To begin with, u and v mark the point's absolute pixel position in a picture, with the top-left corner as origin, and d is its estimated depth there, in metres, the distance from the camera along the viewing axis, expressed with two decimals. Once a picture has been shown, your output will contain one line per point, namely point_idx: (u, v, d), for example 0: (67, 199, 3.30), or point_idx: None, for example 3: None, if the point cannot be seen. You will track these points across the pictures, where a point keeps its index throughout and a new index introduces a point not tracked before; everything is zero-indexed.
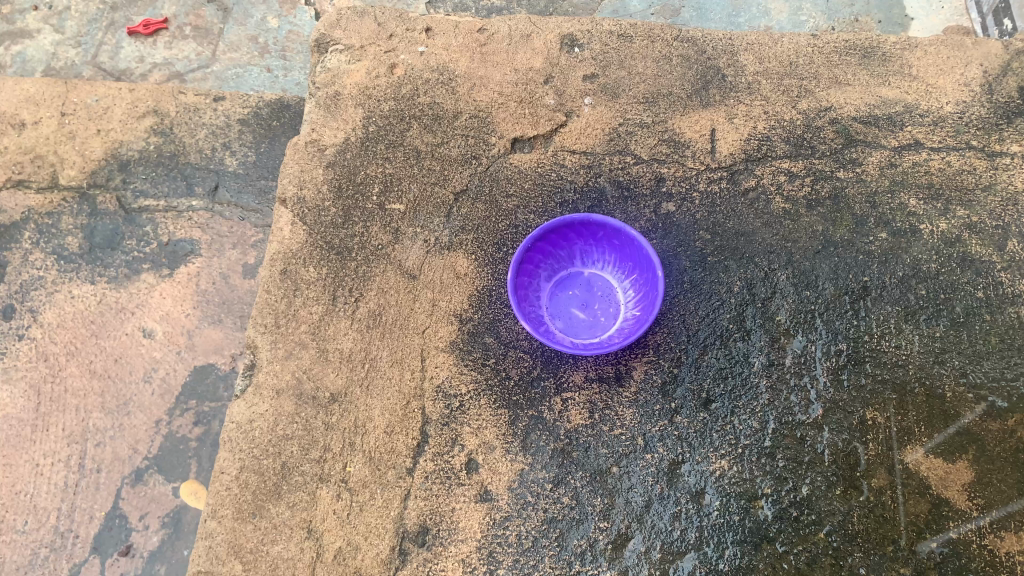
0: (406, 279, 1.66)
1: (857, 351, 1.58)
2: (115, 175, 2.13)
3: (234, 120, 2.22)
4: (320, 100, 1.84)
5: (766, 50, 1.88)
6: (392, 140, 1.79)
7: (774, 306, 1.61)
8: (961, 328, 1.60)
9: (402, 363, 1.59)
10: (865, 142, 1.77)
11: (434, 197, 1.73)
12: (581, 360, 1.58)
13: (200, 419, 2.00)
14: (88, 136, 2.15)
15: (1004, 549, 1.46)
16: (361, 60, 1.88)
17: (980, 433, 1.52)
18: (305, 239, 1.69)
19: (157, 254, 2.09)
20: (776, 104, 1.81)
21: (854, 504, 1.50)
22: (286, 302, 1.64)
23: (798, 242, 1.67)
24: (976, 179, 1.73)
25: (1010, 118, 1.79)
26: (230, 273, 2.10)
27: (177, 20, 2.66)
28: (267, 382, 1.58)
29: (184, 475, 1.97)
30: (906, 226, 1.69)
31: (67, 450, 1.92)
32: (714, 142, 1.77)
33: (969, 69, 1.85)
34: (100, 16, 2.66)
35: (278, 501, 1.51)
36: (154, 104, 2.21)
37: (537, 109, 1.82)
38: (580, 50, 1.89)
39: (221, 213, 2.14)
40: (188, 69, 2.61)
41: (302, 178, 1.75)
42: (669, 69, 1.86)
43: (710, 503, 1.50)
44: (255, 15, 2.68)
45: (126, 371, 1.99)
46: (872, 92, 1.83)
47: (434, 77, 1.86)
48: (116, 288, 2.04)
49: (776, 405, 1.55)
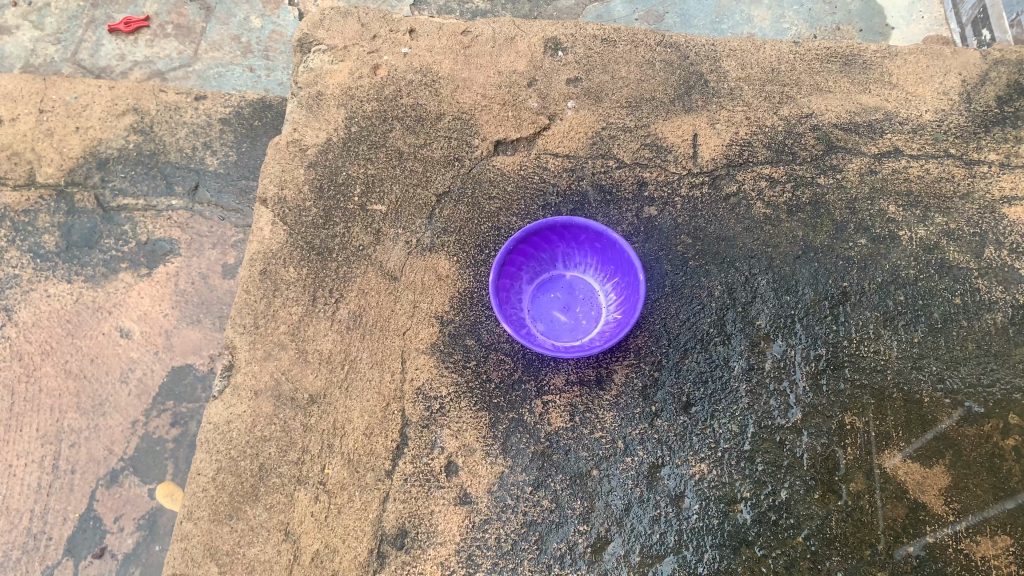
0: (387, 280, 1.65)
1: (836, 356, 1.59)
2: (93, 173, 2.10)
3: (215, 119, 2.20)
4: (302, 100, 1.83)
5: (748, 56, 1.89)
6: (374, 141, 1.78)
7: (755, 310, 1.62)
8: (939, 333, 1.61)
9: (383, 364, 1.58)
10: (845, 149, 1.79)
11: (416, 199, 1.72)
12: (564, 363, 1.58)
13: (177, 420, 1.98)
14: (66, 133, 2.13)
15: (980, 554, 1.47)
16: (343, 60, 1.88)
17: (957, 438, 1.54)
18: (286, 239, 1.68)
19: (135, 254, 2.06)
20: (758, 110, 1.82)
21: (832, 508, 1.50)
22: (265, 302, 1.62)
23: (779, 247, 1.68)
24: (955, 188, 1.74)
25: (988, 127, 1.81)
26: (210, 273, 2.08)
27: (158, 18, 2.64)
28: (246, 382, 1.56)
29: (161, 476, 1.94)
30: (885, 232, 1.70)
31: (41, 450, 1.89)
32: (696, 147, 1.78)
33: (948, 78, 1.87)
34: (80, 13, 2.63)
35: (255, 503, 1.49)
36: (134, 102, 2.19)
37: (520, 112, 1.82)
38: (563, 54, 1.89)
39: (201, 212, 2.12)
40: (170, 68, 2.59)
41: (283, 178, 1.74)
42: (652, 74, 1.87)
43: (690, 507, 1.50)
44: (238, 14, 2.66)
45: (102, 371, 1.96)
46: (853, 100, 1.84)
47: (417, 78, 1.85)
48: (94, 287, 2.02)
49: (756, 409, 1.55)
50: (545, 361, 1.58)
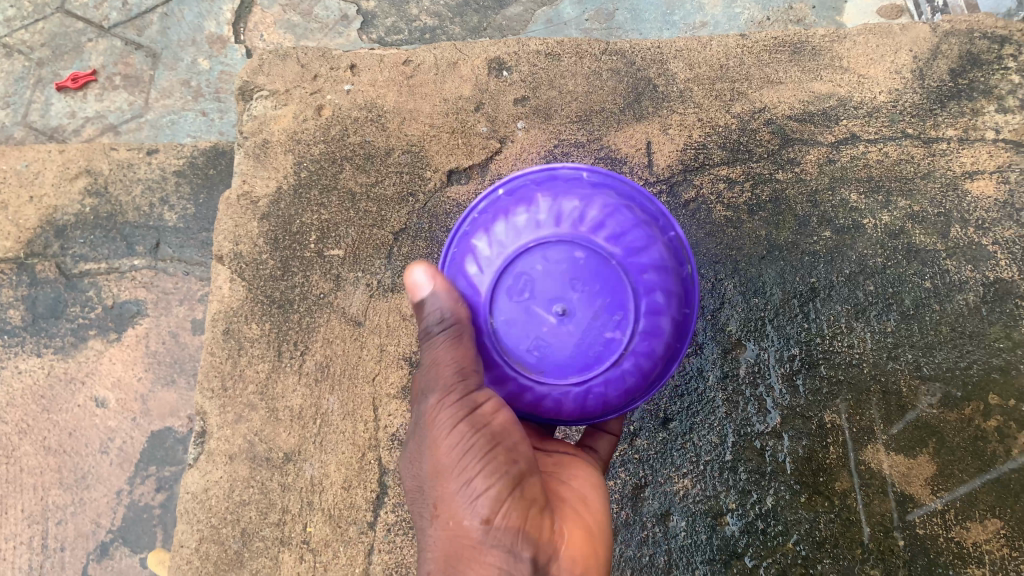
0: (351, 326, 1.63)
1: (810, 354, 1.58)
2: (53, 242, 2.09)
3: (170, 172, 2.17)
4: (248, 150, 1.81)
5: (695, 55, 1.87)
6: (325, 184, 1.76)
7: (724, 316, 1.61)
8: (911, 320, 1.59)
9: (355, 414, 1.56)
10: (801, 141, 1.76)
11: (373, 239, 1.70)
12: (612, 394, 1.24)
13: (161, 485, 1.93)
14: (21, 205, 2.12)
15: (971, 540, 1.44)
16: (286, 104, 1.86)
17: (938, 425, 1.51)
18: (246, 295, 1.67)
19: (103, 319, 2.03)
20: (710, 110, 1.80)
21: (820, 510, 1.49)
22: (230, 363, 1.62)
23: (742, 248, 1.66)
24: (915, 168, 1.72)
25: (943, 102, 1.78)
26: (179, 330, 2.04)
27: (106, 71, 2.61)
28: (219, 448, 1.57)
29: (150, 544, 1.89)
30: (848, 222, 1.68)
31: (29, 531, 1.84)
32: (651, 155, 1.76)
33: (899, 56, 1.84)
34: (26, 73, 2.61)
35: (241, 569, 1.50)
36: (87, 164, 2.17)
37: (471, 138, 1.79)
38: (508, 73, 1.86)
39: (165, 269, 2.08)
40: (122, 120, 2.56)
41: (237, 233, 1.73)
42: (600, 84, 1.84)
43: (677, 524, 1.52)
44: (185, 58, 2.61)
45: (81, 445, 1.93)
46: (805, 89, 1.82)
47: (363, 115, 1.83)
48: (64, 358, 1.99)
49: (734, 417, 1.55)
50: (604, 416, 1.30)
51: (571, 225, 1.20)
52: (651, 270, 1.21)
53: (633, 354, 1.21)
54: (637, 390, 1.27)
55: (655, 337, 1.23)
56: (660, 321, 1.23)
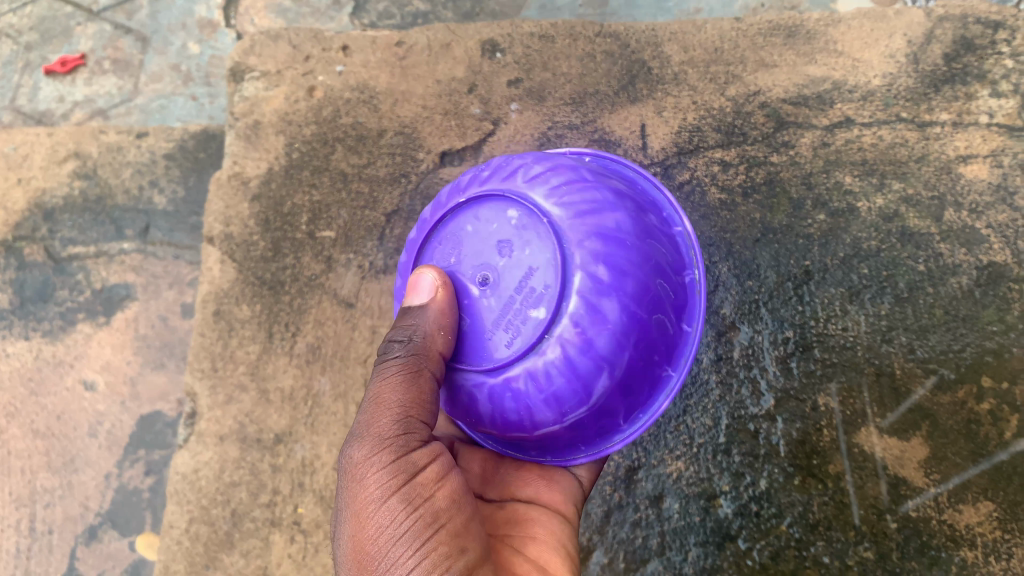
0: (343, 308, 1.61)
1: (804, 337, 1.57)
2: (41, 225, 2.07)
3: (160, 155, 2.15)
4: (240, 131, 1.83)
5: (689, 38, 1.86)
6: (317, 165, 1.75)
7: (718, 299, 1.62)
8: (906, 303, 1.58)
9: (346, 396, 1.54)
10: (796, 124, 1.75)
11: (365, 220, 1.69)
12: (537, 399, 1.08)
13: (150, 469, 1.90)
14: (9, 187, 2.12)
15: (964, 523, 1.43)
16: (278, 85, 1.87)
17: (932, 408, 1.50)
18: (236, 277, 1.67)
19: (91, 303, 2.01)
20: (704, 92, 1.79)
21: (814, 493, 1.48)
22: (221, 344, 1.63)
23: (736, 231, 1.66)
24: (910, 152, 1.71)
25: (938, 87, 1.77)
26: (169, 314, 2.01)
27: (94, 55, 2.58)
28: (209, 429, 1.58)
29: (139, 528, 1.86)
30: (843, 206, 1.67)
31: (16, 514, 1.85)
32: (645, 137, 1.75)
33: (894, 40, 1.84)
34: (15, 57, 2.59)
35: (231, 550, 1.50)
36: (75, 147, 2.16)
37: (464, 120, 1.78)
38: (501, 55, 1.85)
39: (155, 253, 2.07)
40: (111, 104, 2.53)
41: (228, 214, 1.74)
42: (593, 66, 1.83)
43: (671, 506, 1.52)
44: (175, 42, 2.58)
45: (69, 428, 1.91)
46: (800, 72, 1.81)
47: (355, 96, 1.82)
48: (52, 341, 1.98)
49: (728, 399, 1.55)
50: (536, 430, 1.12)
51: (540, 178, 1.14)
52: (594, 241, 1.06)
53: (557, 342, 1.04)
54: (572, 401, 1.08)
55: (593, 324, 1.04)
56: (604, 305, 1.04)
